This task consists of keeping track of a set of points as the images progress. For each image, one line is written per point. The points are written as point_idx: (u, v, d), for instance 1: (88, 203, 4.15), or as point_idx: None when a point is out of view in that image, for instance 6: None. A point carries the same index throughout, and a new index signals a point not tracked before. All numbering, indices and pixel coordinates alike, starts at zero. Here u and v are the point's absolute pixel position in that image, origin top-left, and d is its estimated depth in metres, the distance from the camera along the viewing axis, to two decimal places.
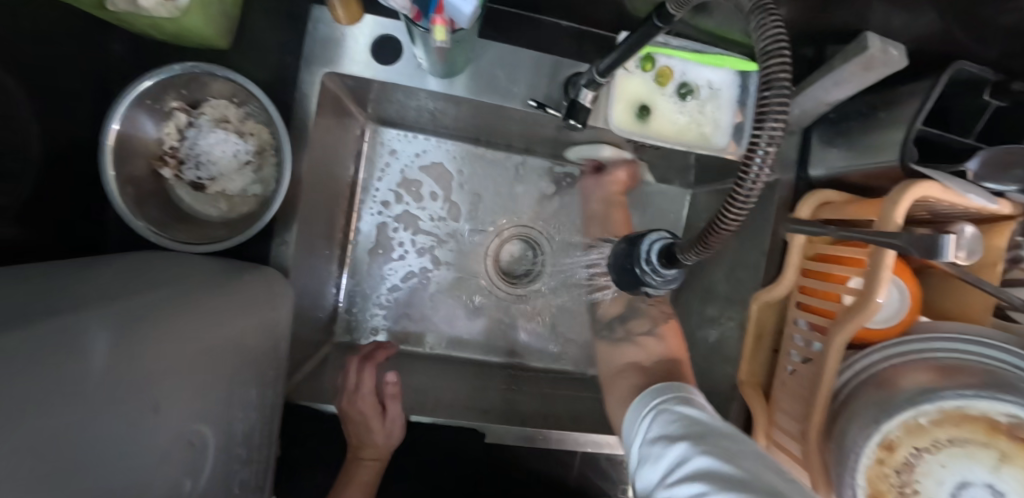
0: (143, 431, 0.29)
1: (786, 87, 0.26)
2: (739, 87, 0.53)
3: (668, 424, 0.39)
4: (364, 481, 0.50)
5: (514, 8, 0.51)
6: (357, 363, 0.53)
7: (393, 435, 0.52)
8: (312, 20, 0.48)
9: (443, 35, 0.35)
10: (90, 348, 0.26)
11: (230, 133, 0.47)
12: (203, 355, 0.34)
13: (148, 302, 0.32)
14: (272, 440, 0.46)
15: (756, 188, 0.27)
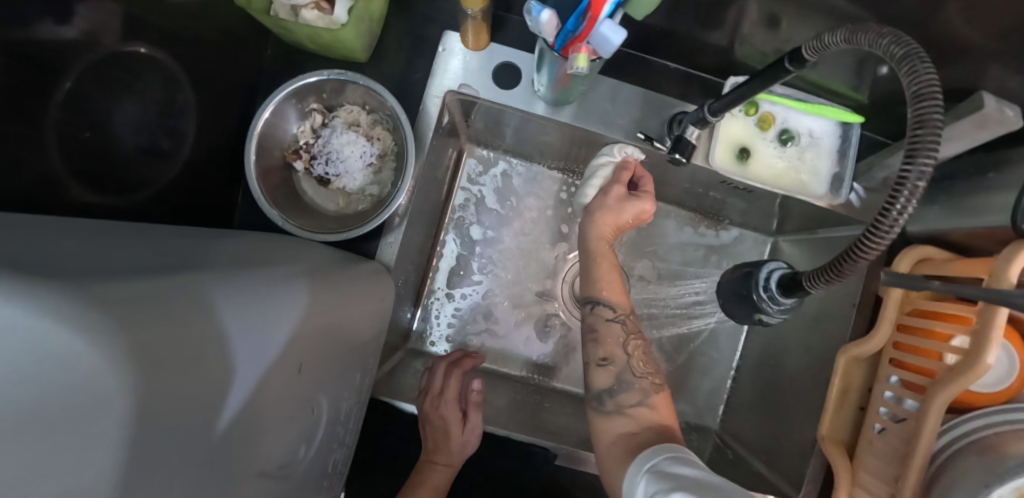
0: (283, 390, 0.31)
1: (939, 127, 0.27)
2: (840, 137, 0.54)
3: (658, 480, 0.36)
4: (436, 486, 0.49)
5: (630, 49, 0.56)
6: (445, 366, 0.51)
7: (469, 444, 0.51)
8: (442, 43, 0.53)
9: (585, 61, 0.38)
10: (247, 302, 0.28)
11: (360, 136, 0.51)
12: (332, 332, 0.37)
13: (296, 273, 0.35)
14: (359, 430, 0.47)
15: (899, 222, 0.29)
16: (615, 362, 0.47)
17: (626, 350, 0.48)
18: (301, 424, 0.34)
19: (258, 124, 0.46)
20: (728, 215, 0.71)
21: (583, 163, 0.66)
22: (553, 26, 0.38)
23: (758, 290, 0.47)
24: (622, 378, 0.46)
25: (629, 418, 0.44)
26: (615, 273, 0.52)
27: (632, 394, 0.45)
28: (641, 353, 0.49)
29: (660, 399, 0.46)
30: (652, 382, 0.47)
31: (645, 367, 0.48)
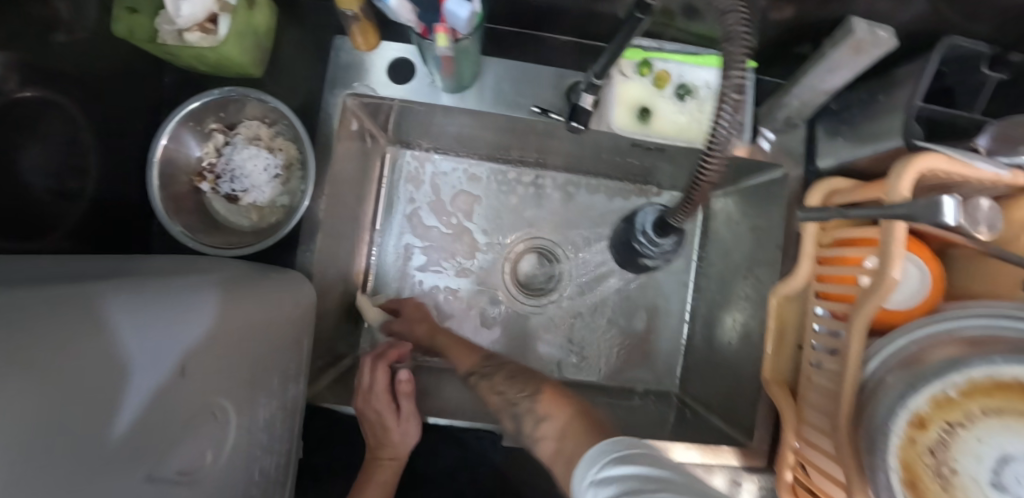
0: (171, 402, 0.30)
1: None
2: (737, 85, 0.55)
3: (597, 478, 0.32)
4: (381, 481, 0.50)
5: (514, 27, 0.55)
6: (369, 360, 0.51)
7: (409, 435, 0.51)
8: (334, 50, 0.54)
9: (445, 40, 0.40)
10: (120, 319, 0.27)
11: (262, 150, 0.52)
12: (234, 340, 0.36)
13: (181, 287, 0.34)
14: (298, 427, 0.49)
15: None
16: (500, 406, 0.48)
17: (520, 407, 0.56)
18: (202, 434, 0.34)
19: (157, 151, 0.47)
20: (658, 181, 0.71)
21: (504, 150, 0.68)
22: (407, 8, 0.39)
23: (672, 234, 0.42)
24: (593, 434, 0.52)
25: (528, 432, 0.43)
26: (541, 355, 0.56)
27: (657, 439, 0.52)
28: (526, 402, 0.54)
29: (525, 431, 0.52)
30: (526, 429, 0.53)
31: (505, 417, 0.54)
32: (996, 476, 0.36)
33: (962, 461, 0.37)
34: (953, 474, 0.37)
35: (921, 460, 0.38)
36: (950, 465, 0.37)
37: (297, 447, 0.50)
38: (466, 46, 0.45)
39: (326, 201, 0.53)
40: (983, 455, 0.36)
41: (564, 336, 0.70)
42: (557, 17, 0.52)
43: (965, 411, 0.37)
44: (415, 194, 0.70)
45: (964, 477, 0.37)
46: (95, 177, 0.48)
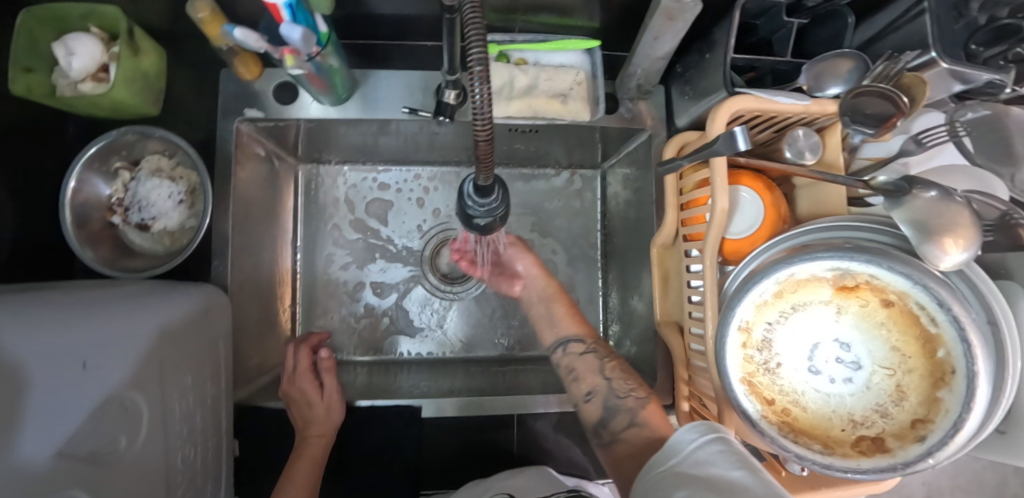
0: (56, 400, 0.34)
1: (480, 21, 0.31)
2: (588, 63, 0.61)
3: (679, 470, 0.37)
4: (315, 456, 0.53)
5: (385, 40, 0.61)
6: (292, 346, 0.58)
7: (334, 412, 0.55)
8: (222, 82, 0.59)
9: (293, 61, 0.46)
10: None
11: (166, 180, 0.57)
12: (114, 343, 0.40)
13: (57, 311, 0.39)
14: (226, 422, 0.54)
15: (485, 105, 0.32)
16: (598, 392, 0.55)
17: (626, 375, 0.57)
18: (114, 420, 0.38)
19: (67, 194, 0.52)
20: (555, 161, 0.77)
21: (408, 154, 0.74)
22: (255, 37, 0.45)
23: (471, 222, 0.43)
24: (609, 404, 0.54)
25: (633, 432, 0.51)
26: (570, 313, 0.65)
27: (621, 418, 0.53)
28: (619, 372, 0.57)
29: (649, 412, 0.53)
30: (637, 399, 0.54)
31: (629, 382, 0.56)
32: (810, 358, 0.42)
33: (782, 351, 0.42)
34: (777, 365, 0.42)
35: (752, 358, 0.42)
36: (773, 358, 0.42)
37: (230, 444, 0.55)
38: (328, 64, 0.51)
39: (231, 218, 0.59)
40: (798, 343, 0.42)
41: (489, 315, 0.76)
42: (415, 26, 0.58)
43: (779, 307, 0.42)
44: (333, 207, 0.76)
45: (786, 365, 0.42)
46: (12, 225, 0.53)
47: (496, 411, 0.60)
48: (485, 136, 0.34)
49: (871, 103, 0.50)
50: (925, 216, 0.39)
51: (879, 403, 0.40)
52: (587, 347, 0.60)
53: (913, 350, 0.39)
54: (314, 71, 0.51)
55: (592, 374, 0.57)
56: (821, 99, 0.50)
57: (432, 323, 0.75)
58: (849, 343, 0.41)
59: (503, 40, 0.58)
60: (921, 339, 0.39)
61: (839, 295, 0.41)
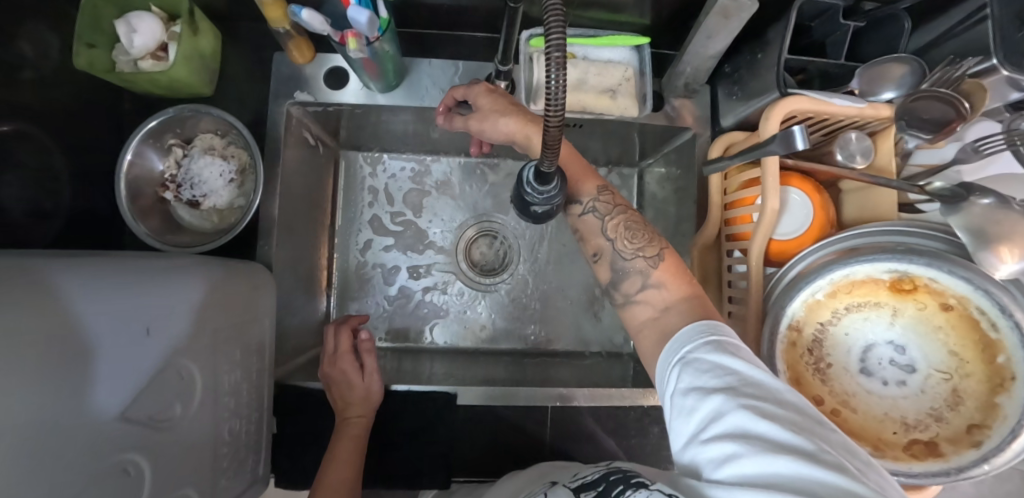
0: (124, 362, 0.35)
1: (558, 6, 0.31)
2: (636, 60, 0.60)
3: (698, 366, 0.34)
4: (356, 435, 0.53)
5: (436, 29, 0.62)
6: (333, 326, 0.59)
7: (373, 393, 0.56)
8: (274, 65, 0.60)
9: (355, 45, 0.47)
10: (43, 299, 0.32)
11: (217, 158, 0.58)
12: (175, 309, 0.41)
13: (127, 270, 0.39)
14: (267, 401, 0.55)
15: (560, 92, 0.31)
16: (605, 254, 0.47)
17: (633, 229, 0.46)
18: (170, 384, 0.39)
19: (123, 167, 0.54)
20: (593, 158, 0.77)
21: (449, 144, 0.74)
22: (320, 20, 0.46)
23: (529, 212, 0.43)
24: (617, 266, 0.45)
25: (645, 306, 0.43)
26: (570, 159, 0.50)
27: (633, 280, 0.44)
28: (625, 229, 0.46)
29: (663, 272, 0.43)
30: (650, 257, 0.44)
31: (637, 236, 0.45)
32: (863, 361, 0.42)
33: (833, 352, 0.42)
34: (828, 366, 0.42)
35: (803, 357, 0.42)
36: (824, 358, 0.42)
37: (269, 422, 0.56)
38: (385, 50, 0.52)
39: (276, 197, 0.59)
40: (849, 345, 0.42)
41: (521, 309, 0.76)
42: (466, 16, 0.59)
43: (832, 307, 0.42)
44: (371, 193, 0.77)
45: (837, 366, 0.42)
46: (69, 197, 0.54)
47: (530, 402, 0.61)
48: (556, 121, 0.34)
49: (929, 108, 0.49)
50: (984, 224, 0.38)
51: (934, 405, 0.40)
52: (591, 204, 0.48)
53: (971, 353, 0.39)
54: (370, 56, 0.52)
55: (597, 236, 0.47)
56: (877, 102, 0.50)
57: (464, 314, 0.76)
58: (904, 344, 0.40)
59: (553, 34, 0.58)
60: (980, 343, 0.39)
61: (895, 297, 0.41)
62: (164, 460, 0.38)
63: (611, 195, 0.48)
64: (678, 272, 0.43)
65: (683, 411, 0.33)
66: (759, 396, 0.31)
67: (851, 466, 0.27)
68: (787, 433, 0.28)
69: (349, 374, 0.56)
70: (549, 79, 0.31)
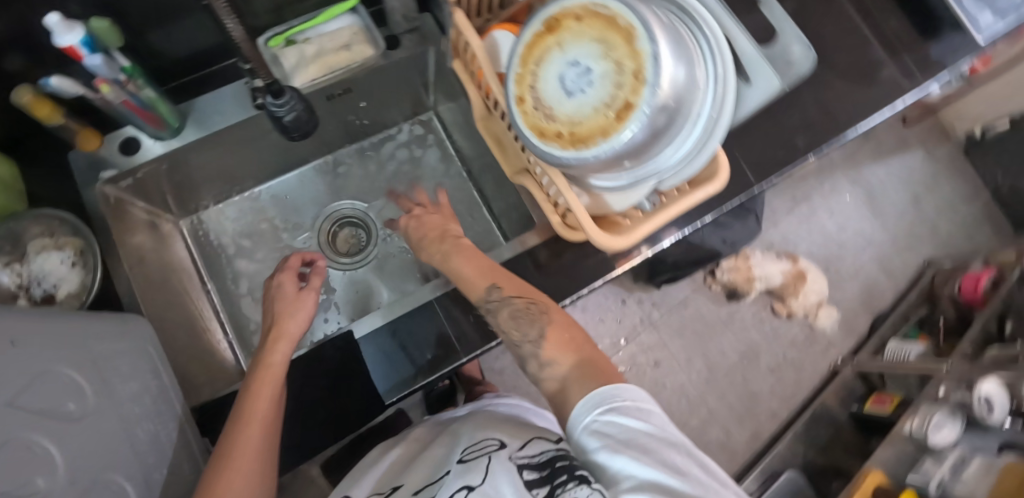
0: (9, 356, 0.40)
1: None
2: (358, 19, 0.73)
3: (610, 428, 0.43)
4: (274, 360, 0.62)
5: (198, 72, 0.74)
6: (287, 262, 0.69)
7: (299, 326, 0.65)
8: (72, 161, 0.68)
9: (108, 88, 0.57)
10: None
11: (53, 251, 0.63)
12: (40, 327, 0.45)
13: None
14: (183, 414, 0.62)
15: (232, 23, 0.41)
16: (516, 345, 0.56)
17: (520, 319, 0.56)
18: (57, 387, 0.45)
19: None
20: (393, 120, 0.90)
21: (268, 168, 0.85)
22: (70, 82, 0.56)
23: (285, 126, 0.55)
24: (524, 355, 0.55)
25: (551, 379, 0.52)
26: (474, 263, 0.61)
27: (533, 361, 0.53)
28: (513, 319, 0.56)
29: (552, 343, 0.53)
30: (537, 340, 0.53)
31: (528, 320, 0.55)
32: (565, 88, 0.52)
33: (547, 97, 0.53)
34: (548, 108, 0.53)
35: (535, 116, 0.54)
36: (543, 105, 0.53)
37: (193, 430, 0.62)
38: (148, 95, 0.63)
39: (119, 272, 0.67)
40: (552, 85, 0.53)
41: (395, 263, 0.87)
42: (212, 52, 0.72)
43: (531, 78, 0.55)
44: (224, 240, 0.86)
45: (554, 104, 0.53)
46: None
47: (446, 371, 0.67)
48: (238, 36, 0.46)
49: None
50: None
51: (617, 83, 0.49)
52: (488, 304, 0.58)
53: (614, 33, 0.50)
54: (140, 104, 0.62)
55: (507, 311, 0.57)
56: None
57: (352, 293, 0.85)
58: (575, 58, 0.51)
59: (281, 29, 0.69)
60: (611, 21, 0.50)
61: (555, 36, 0.53)
62: (75, 449, 0.44)
63: (520, 300, 0.57)
64: (568, 341, 0.53)
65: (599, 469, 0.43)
66: (657, 456, 0.40)
67: None
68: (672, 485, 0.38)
69: (286, 308, 0.65)
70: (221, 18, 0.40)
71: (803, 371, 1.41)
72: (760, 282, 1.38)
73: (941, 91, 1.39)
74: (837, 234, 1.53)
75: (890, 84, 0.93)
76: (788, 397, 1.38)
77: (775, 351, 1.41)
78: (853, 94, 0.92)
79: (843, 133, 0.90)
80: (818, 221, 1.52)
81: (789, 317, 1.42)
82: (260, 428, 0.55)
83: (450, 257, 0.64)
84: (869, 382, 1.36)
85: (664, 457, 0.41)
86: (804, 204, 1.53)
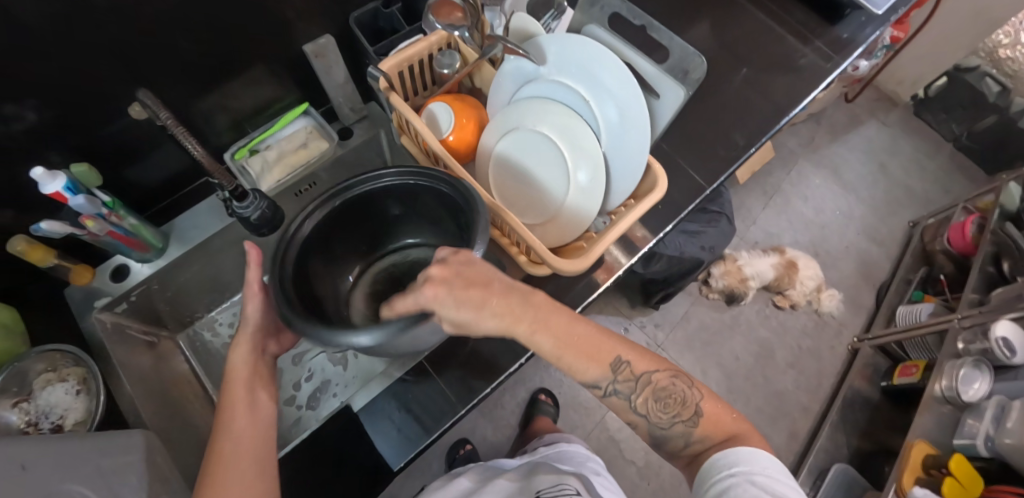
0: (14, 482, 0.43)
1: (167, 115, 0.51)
2: (311, 119, 0.80)
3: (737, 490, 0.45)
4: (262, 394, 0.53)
5: (169, 197, 0.85)
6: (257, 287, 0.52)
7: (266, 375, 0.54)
8: (68, 297, 0.75)
9: (92, 223, 0.63)
10: None
11: (58, 383, 0.67)
12: (44, 449, 0.48)
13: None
14: None
15: (196, 146, 0.51)
16: (641, 425, 0.54)
17: (663, 401, 0.52)
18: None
19: None
20: None
21: (250, 271, 0.90)
22: (60, 223, 0.60)
23: (256, 225, 0.58)
24: (658, 435, 0.53)
25: (685, 435, 0.52)
26: (584, 347, 0.51)
27: (676, 441, 0.53)
28: (655, 402, 0.52)
29: (704, 425, 0.51)
30: (686, 419, 0.52)
31: (671, 408, 0.52)
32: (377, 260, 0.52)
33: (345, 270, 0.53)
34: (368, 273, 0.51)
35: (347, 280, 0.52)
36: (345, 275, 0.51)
37: None
38: (131, 223, 0.70)
39: (132, 390, 0.70)
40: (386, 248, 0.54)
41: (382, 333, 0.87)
42: (180, 177, 0.83)
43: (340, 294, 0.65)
44: (219, 346, 0.89)
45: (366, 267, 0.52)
46: None
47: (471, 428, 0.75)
48: (201, 153, 0.52)
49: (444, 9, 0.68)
50: None
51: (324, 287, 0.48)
52: (612, 386, 0.52)
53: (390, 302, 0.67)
54: (123, 232, 0.69)
55: (685, 405, 0.52)
56: (436, 30, 0.67)
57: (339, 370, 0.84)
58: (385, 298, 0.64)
59: (244, 143, 0.77)
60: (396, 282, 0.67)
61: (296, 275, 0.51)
62: None
63: (630, 374, 0.52)
64: (716, 417, 0.52)
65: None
66: None
67: None
68: None
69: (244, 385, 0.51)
70: (188, 143, 0.51)
71: (822, 358, 1.37)
72: (755, 280, 1.31)
73: (873, 67, 1.47)
74: (817, 217, 1.49)
75: (806, 69, 1.01)
76: (814, 388, 1.34)
77: (788, 344, 1.38)
78: (774, 85, 0.99)
79: (775, 120, 0.96)
80: (796, 210, 1.48)
81: (794, 307, 1.39)
82: (252, 433, 0.49)
83: (538, 327, 0.50)
84: (892, 354, 1.32)
85: None
86: (776, 196, 1.49)
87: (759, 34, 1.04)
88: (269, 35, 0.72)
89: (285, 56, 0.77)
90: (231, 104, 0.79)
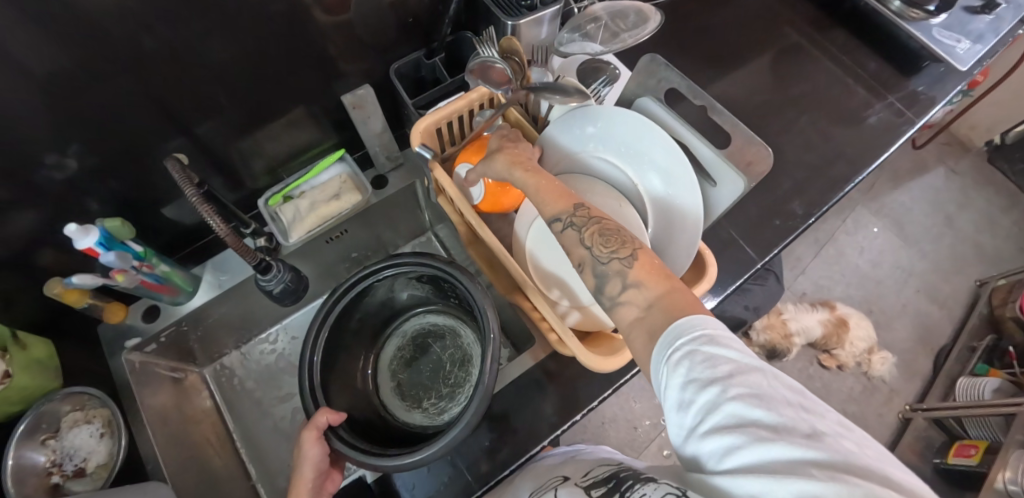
0: None
1: (192, 190, 0.50)
2: (346, 167, 0.78)
3: (698, 358, 0.33)
4: None
5: (205, 236, 0.85)
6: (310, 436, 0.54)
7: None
8: (102, 333, 0.77)
9: (121, 277, 0.63)
10: None
11: (83, 425, 0.67)
12: None
13: None
14: None
15: (219, 223, 0.50)
16: (583, 266, 0.43)
17: (608, 236, 0.42)
18: None
19: (8, 469, 0.60)
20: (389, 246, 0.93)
21: (277, 310, 0.89)
22: (90, 277, 0.62)
23: (277, 295, 0.60)
24: (595, 276, 0.42)
25: (627, 308, 0.39)
26: (551, 185, 0.48)
27: (612, 283, 0.40)
28: (600, 237, 0.43)
29: (641, 270, 0.40)
30: (623, 259, 0.41)
31: (613, 242, 0.42)
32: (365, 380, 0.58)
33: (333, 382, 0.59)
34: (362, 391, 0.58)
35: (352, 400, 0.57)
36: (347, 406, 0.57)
37: None
38: (163, 269, 0.69)
39: (154, 435, 0.70)
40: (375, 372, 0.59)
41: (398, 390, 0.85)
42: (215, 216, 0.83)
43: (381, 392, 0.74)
44: (241, 382, 0.89)
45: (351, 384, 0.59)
46: None
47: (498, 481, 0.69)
48: (225, 231, 0.50)
49: (487, 72, 0.64)
50: None
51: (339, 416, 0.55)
52: (567, 219, 0.45)
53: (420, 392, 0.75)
54: (155, 279, 0.69)
55: (635, 248, 0.42)
56: (479, 87, 0.63)
57: None
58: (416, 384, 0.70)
59: (278, 189, 0.75)
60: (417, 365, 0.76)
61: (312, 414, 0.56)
62: None
63: (587, 213, 0.45)
64: (654, 269, 0.40)
65: (683, 393, 0.33)
66: (757, 398, 0.32)
67: (856, 471, 0.29)
68: (800, 451, 0.29)
69: None
70: (211, 219, 0.49)
71: (868, 426, 1.27)
72: (800, 337, 1.23)
73: (948, 112, 1.35)
74: (872, 271, 1.38)
75: (876, 127, 0.92)
76: None
77: (831, 407, 1.28)
78: (840, 142, 0.91)
79: (840, 182, 0.88)
80: (849, 261, 1.38)
81: (841, 368, 1.29)
82: None
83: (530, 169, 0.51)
84: (948, 429, 1.21)
85: (772, 389, 0.32)
86: (829, 245, 1.40)
87: (827, 84, 0.96)
88: (310, 81, 0.71)
89: (325, 101, 0.76)
90: (269, 147, 0.78)
